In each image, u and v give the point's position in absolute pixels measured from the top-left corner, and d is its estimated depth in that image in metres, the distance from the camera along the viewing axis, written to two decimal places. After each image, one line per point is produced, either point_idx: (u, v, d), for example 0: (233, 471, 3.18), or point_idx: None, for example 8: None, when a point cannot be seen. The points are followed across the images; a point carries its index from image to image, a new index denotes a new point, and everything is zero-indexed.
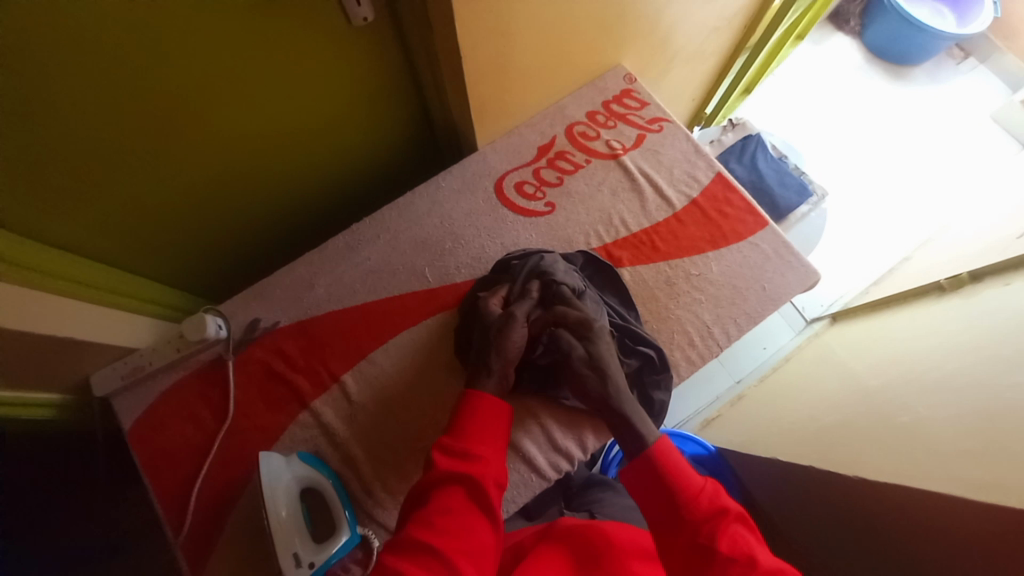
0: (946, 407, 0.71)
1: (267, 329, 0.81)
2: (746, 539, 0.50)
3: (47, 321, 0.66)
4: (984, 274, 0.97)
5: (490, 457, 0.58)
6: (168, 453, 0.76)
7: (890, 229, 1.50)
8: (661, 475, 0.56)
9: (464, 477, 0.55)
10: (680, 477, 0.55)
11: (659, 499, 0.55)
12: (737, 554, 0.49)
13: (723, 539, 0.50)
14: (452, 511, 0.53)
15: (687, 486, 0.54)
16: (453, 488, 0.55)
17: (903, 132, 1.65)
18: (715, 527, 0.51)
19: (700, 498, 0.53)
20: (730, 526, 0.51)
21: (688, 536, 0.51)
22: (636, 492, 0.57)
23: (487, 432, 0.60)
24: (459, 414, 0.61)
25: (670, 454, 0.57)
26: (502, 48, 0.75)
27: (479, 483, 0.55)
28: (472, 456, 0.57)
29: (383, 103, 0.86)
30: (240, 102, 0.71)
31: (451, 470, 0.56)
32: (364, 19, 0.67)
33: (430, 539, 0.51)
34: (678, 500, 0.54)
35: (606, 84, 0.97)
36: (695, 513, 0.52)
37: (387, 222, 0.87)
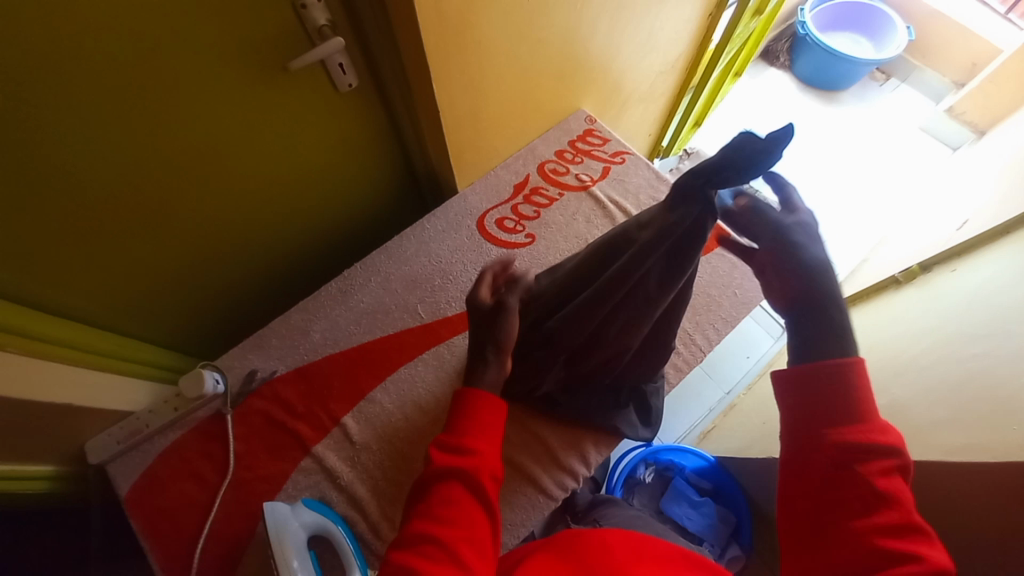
0: (917, 386, 0.76)
1: (266, 379, 0.82)
2: (907, 492, 0.46)
3: (49, 389, 0.68)
4: (931, 264, 1.07)
5: (488, 450, 0.56)
6: (166, 515, 0.74)
7: (848, 235, 1.62)
8: (848, 392, 0.50)
9: (462, 472, 0.53)
10: (864, 406, 0.49)
11: (820, 414, 0.50)
12: (896, 497, 0.45)
13: (888, 479, 0.46)
14: (454, 502, 0.51)
15: (869, 416, 0.49)
16: (452, 484, 0.53)
17: (842, 148, 1.82)
18: (883, 466, 0.46)
19: (880, 432, 0.48)
20: (895, 468, 0.47)
21: (838, 454, 0.48)
22: (804, 396, 0.51)
23: (494, 422, 0.58)
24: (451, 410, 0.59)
25: (865, 379, 0.50)
26: (474, 99, 0.83)
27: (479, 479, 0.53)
28: (470, 449, 0.55)
29: (369, 156, 0.92)
30: (238, 165, 0.76)
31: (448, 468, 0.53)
32: (349, 84, 0.75)
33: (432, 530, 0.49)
34: (856, 422, 0.49)
35: (570, 126, 1.07)
36: (864, 439, 0.48)
37: (378, 266, 0.92)
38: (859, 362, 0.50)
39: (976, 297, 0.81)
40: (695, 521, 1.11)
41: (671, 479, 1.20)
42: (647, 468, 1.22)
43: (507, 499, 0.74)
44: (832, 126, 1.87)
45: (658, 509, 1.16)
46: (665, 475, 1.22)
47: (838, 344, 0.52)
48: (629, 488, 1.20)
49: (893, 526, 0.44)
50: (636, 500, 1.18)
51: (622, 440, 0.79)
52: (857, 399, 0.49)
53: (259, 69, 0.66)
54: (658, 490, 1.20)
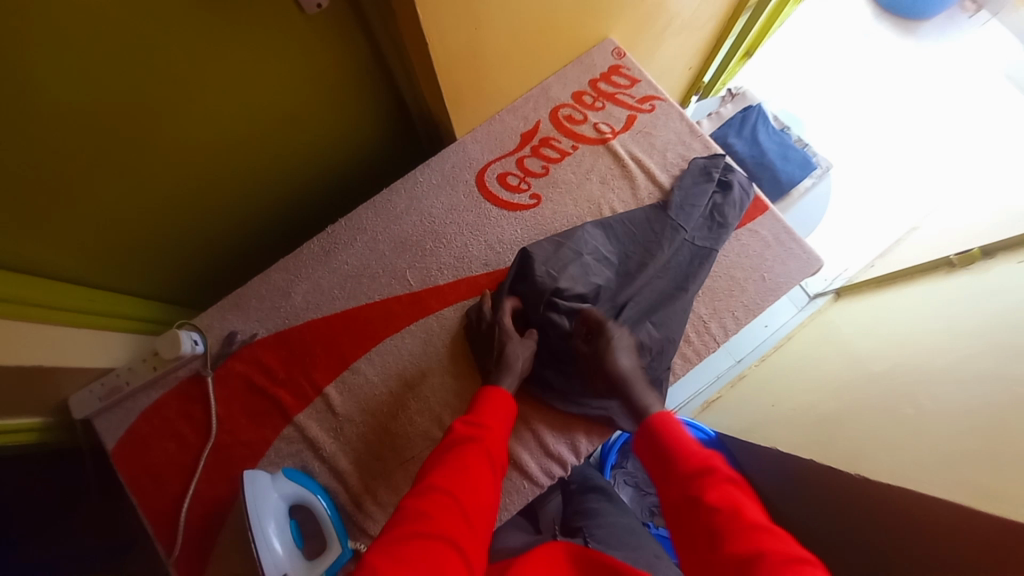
0: (953, 400, 0.68)
1: (245, 342, 0.78)
2: (744, 500, 0.48)
3: (25, 351, 0.65)
4: (994, 250, 0.93)
5: (498, 429, 0.59)
6: (154, 471, 0.75)
7: (900, 198, 1.43)
8: (658, 436, 0.57)
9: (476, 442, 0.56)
10: (679, 444, 0.55)
11: (659, 463, 0.55)
12: (728, 507, 0.48)
13: (712, 491, 0.49)
14: (470, 466, 0.54)
15: (681, 445, 0.55)
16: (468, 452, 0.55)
17: (913, 92, 1.56)
18: (705, 482, 0.50)
19: (690, 456, 0.53)
20: (719, 481, 0.50)
21: (681, 488, 0.51)
22: (646, 461, 0.58)
23: (503, 409, 0.61)
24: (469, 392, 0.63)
25: (671, 423, 0.58)
26: (471, 27, 0.69)
27: (489, 451, 0.56)
28: (482, 425, 0.58)
29: (352, 93, 0.79)
30: (195, 101, 0.66)
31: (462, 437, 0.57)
32: (318, 6, 0.62)
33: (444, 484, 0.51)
34: (672, 456, 0.55)
35: (593, 60, 0.90)
36: (688, 468, 0.52)
37: (364, 223, 0.83)
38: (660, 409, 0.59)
39: None
40: None
41: None
42: None
43: None
44: (906, 63, 1.59)
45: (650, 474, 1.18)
46: None
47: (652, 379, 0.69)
48: (624, 452, 1.19)
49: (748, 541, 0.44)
50: (629, 464, 1.18)
51: (616, 431, 0.74)
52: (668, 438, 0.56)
53: None
54: None
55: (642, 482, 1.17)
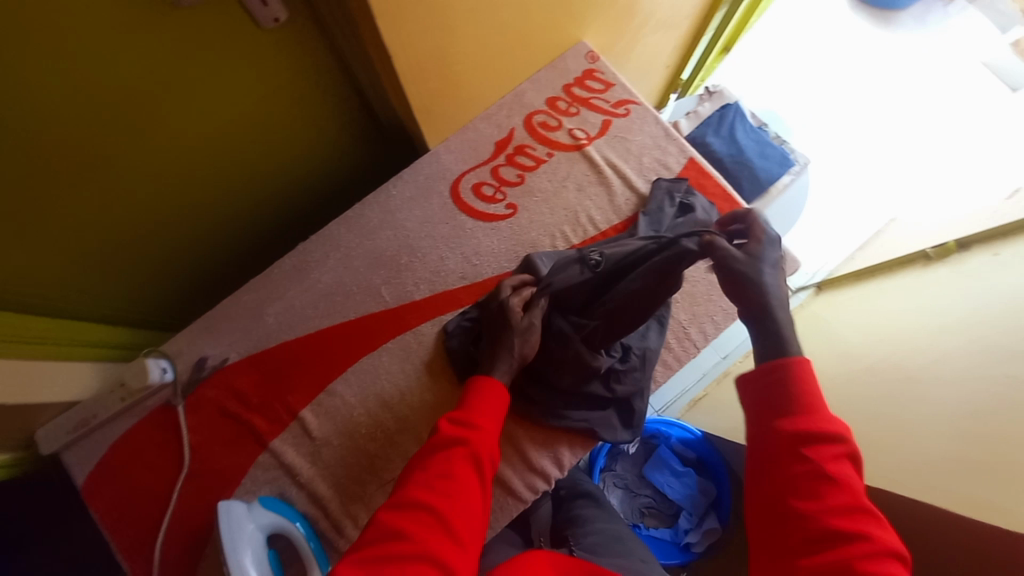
0: (934, 399, 0.67)
1: (217, 367, 0.76)
2: (855, 479, 0.41)
3: None
4: (969, 242, 0.94)
5: (489, 427, 0.55)
6: (126, 504, 0.72)
7: (879, 190, 1.44)
8: (789, 384, 0.45)
9: (462, 444, 0.53)
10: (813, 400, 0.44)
11: (767, 405, 0.46)
12: (840, 482, 0.40)
13: (834, 463, 0.41)
14: (452, 474, 0.50)
15: (813, 403, 0.44)
16: (452, 454, 0.52)
17: (889, 84, 1.57)
18: (826, 450, 0.42)
19: (822, 419, 0.43)
20: (841, 452, 0.42)
21: (788, 449, 0.43)
22: (755, 398, 0.47)
23: (493, 405, 0.57)
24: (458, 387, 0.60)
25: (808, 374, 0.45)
26: (437, 37, 0.67)
27: (476, 453, 0.52)
28: (471, 425, 0.54)
29: (319, 106, 0.77)
30: (152, 122, 0.63)
31: (447, 438, 0.53)
32: (275, 19, 0.59)
33: (424, 498, 0.49)
34: (800, 411, 0.44)
35: (566, 65, 0.88)
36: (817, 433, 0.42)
37: (336, 239, 0.80)
38: (799, 360, 0.45)
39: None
40: (676, 489, 1.13)
41: (655, 448, 1.18)
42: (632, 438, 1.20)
43: None
44: (881, 55, 1.60)
45: (639, 475, 1.17)
46: (650, 443, 1.20)
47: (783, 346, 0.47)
48: (613, 454, 1.19)
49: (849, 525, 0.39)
50: (619, 466, 1.18)
51: (599, 442, 0.74)
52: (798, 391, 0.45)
53: None
54: (642, 458, 1.19)
55: (631, 483, 1.17)
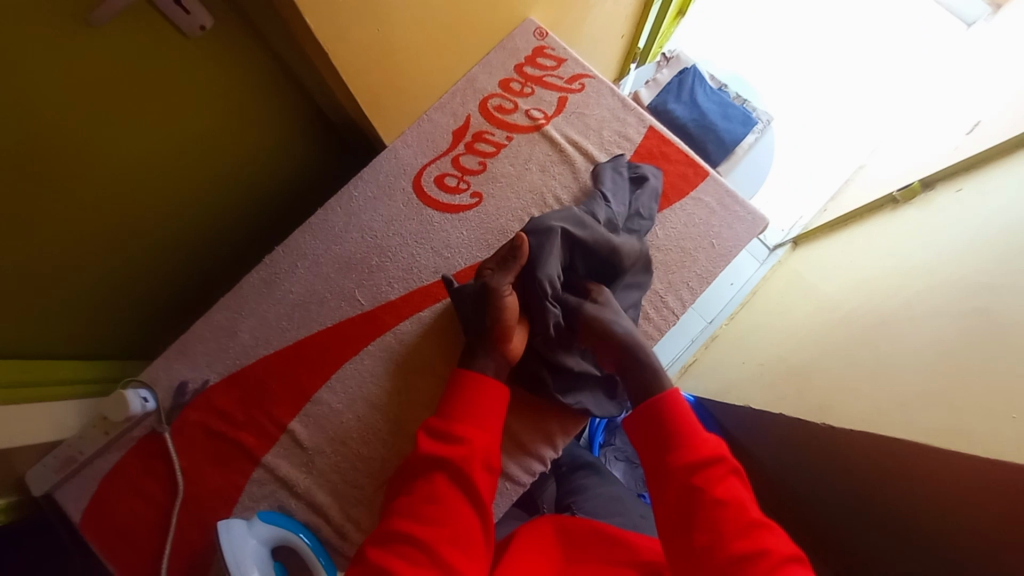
0: (908, 337, 0.69)
1: (198, 390, 0.75)
2: (740, 492, 0.52)
3: None
4: (933, 181, 0.96)
5: (478, 441, 0.58)
6: (126, 534, 0.72)
7: (845, 137, 1.45)
8: (667, 418, 0.57)
9: (452, 460, 0.57)
10: (689, 425, 0.56)
11: (657, 442, 0.57)
12: (729, 499, 0.51)
13: (718, 482, 0.52)
14: (439, 498, 0.55)
15: (689, 433, 0.55)
16: (438, 475, 0.56)
17: (844, 29, 1.57)
18: (711, 472, 0.52)
19: (701, 445, 0.54)
20: (723, 472, 0.53)
21: (684, 476, 0.53)
22: (643, 440, 0.58)
23: (480, 412, 0.60)
24: (447, 394, 0.62)
25: (679, 406, 0.58)
26: (376, 28, 0.65)
27: (466, 466, 0.56)
28: (460, 437, 0.58)
29: (266, 113, 0.75)
30: (94, 149, 0.60)
31: (437, 454, 0.57)
32: (202, 27, 0.58)
33: (413, 529, 0.53)
34: (679, 441, 0.55)
35: (516, 44, 0.87)
36: (700, 454, 0.54)
37: (303, 247, 0.79)
38: (670, 392, 0.58)
39: (985, 227, 0.72)
40: None
41: None
42: None
43: None
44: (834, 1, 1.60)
45: None
46: None
47: (655, 381, 0.61)
48: (610, 429, 1.20)
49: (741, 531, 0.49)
50: (617, 440, 1.20)
51: (588, 418, 0.75)
52: (676, 422, 0.56)
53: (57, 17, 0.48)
54: None
55: (632, 454, 1.19)
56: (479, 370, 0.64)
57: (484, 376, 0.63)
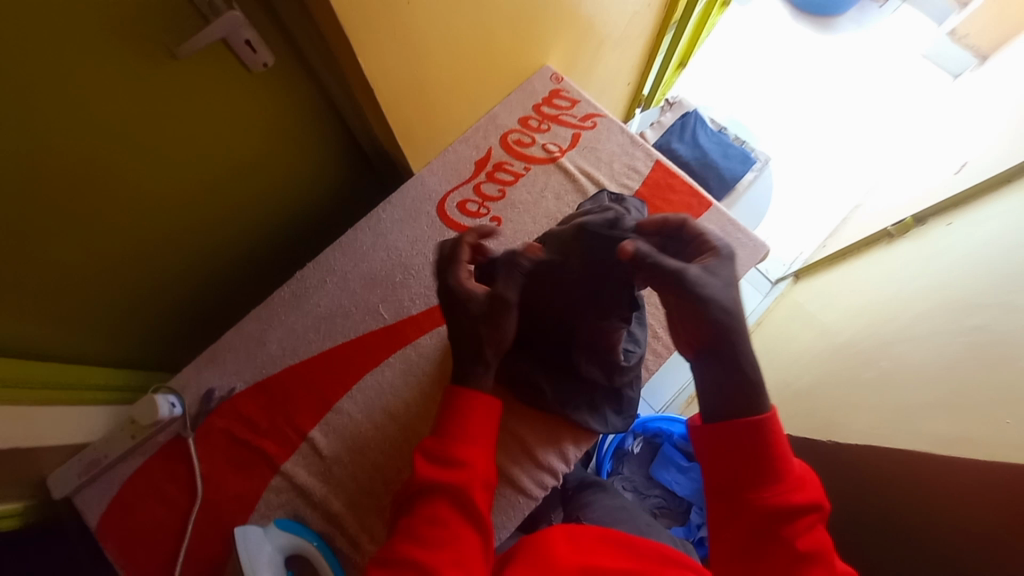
0: (908, 357, 0.72)
1: (224, 398, 0.78)
2: (825, 540, 0.49)
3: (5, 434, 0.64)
4: (926, 216, 1.02)
5: (476, 462, 0.57)
6: (142, 542, 0.73)
7: (841, 178, 1.53)
8: (763, 449, 0.51)
9: (452, 486, 0.55)
10: (784, 462, 0.51)
11: (749, 475, 0.51)
12: (815, 552, 0.48)
13: (810, 534, 0.48)
14: (442, 523, 0.54)
15: (789, 471, 0.51)
16: (438, 499, 0.55)
17: (835, 81, 1.69)
18: (804, 522, 0.49)
19: (798, 488, 0.50)
20: (815, 520, 0.49)
21: (770, 517, 0.49)
22: (721, 456, 0.52)
23: (479, 432, 0.58)
24: (442, 413, 0.60)
25: (779, 435, 0.51)
26: (414, 67, 0.73)
27: (467, 490, 0.55)
28: (461, 461, 0.56)
29: (307, 140, 0.82)
30: (156, 167, 0.67)
31: (437, 479, 0.56)
32: (264, 64, 0.64)
33: (415, 554, 0.52)
34: (776, 479, 0.50)
35: (533, 86, 0.96)
36: (793, 501, 0.49)
37: (332, 264, 0.84)
38: (775, 417, 0.51)
39: (975, 255, 0.77)
40: (685, 485, 1.13)
41: (659, 446, 1.20)
42: (636, 438, 1.22)
43: None
44: (824, 56, 1.74)
45: (647, 475, 1.18)
46: (654, 442, 1.22)
47: (751, 400, 0.52)
48: (618, 457, 1.20)
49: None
50: (626, 469, 1.19)
51: (600, 434, 0.77)
52: (776, 457, 0.51)
53: (147, 56, 0.56)
54: (647, 457, 1.21)
55: (639, 485, 1.18)
56: (476, 387, 0.61)
57: (476, 396, 0.60)
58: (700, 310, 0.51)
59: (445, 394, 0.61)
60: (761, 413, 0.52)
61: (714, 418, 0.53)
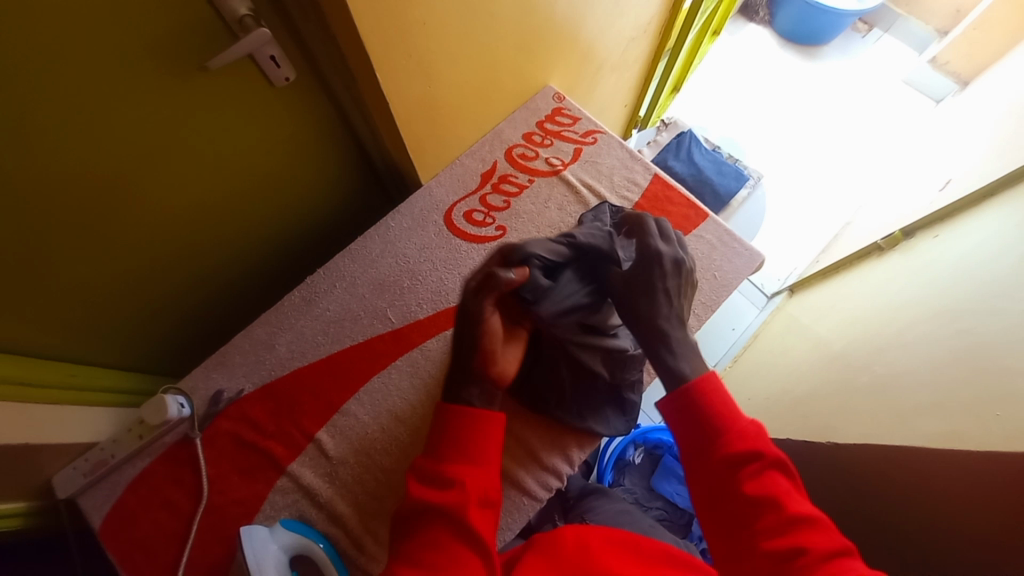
0: (900, 361, 0.74)
1: (232, 399, 0.79)
2: (788, 491, 0.47)
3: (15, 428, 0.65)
4: (914, 230, 1.06)
5: (472, 479, 0.53)
6: (144, 545, 0.72)
7: (832, 195, 1.59)
8: (700, 405, 0.53)
9: (445, 506, 0.51)
10: (719, 414, 0.52)
11: (694, 432, 0.52)
12: (772, 500, 0.46)
13: (759, 480, 0.47)
14: (439, 546, 0.50)
15: (728, 422, 0.51)
16: (434, 521, 0.51)
17: (824, 104, 1.77)
18: (751, 470, 0.48)
19: (741, 438, 0.50)
20: (765, 468, 0.48)
21: (719, 469, 0.49)
22: (670, 422, 0.55)
23: (480, 451, 0.55)
24: (436, 432, 0.57)
25: (714, 389, 0.53)
26: (427, 84, 0.77)
27: (461, 511, 0.51)
28: (452, 480, 0.53)
29: (322, 152, 0.86)
30: (178, 174, 0.70)
31: (429, 502, 0.52)
32: (286, 78, 0.68)
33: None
34: (717, 432, 0.51)
35: (537, 105, 1.01)
36: (729, 449, 0.50)
37: (342, 270, 0.87)
38: (708, 373, 0.54)
39: (960, 264, 0.80)
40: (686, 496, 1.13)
41: (660, 457, 1.20)
42: (636, 449, 1.22)
43: None
44: (813, 82, 1.82)
45: (648, 487, 1.17)
46: (655, 453, 1.22)
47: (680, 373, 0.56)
48: (620, 469, 1.21)
49: (783, 531, 0.45)
50: (627, 480, 1.19)
51: (603, 436, 0.78)
52: (711, 410, 0.52)
53: (177, 69, 0.59)
54: (648, 469, 1.21)
55: (641, 497, 1.15)
56: (470, 405, 0.58)
57: (474, 413, 0.57)
58: (635, 307, 0.60)
59: (437, 411, 0.58)
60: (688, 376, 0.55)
61: (662, 392, 0.56)
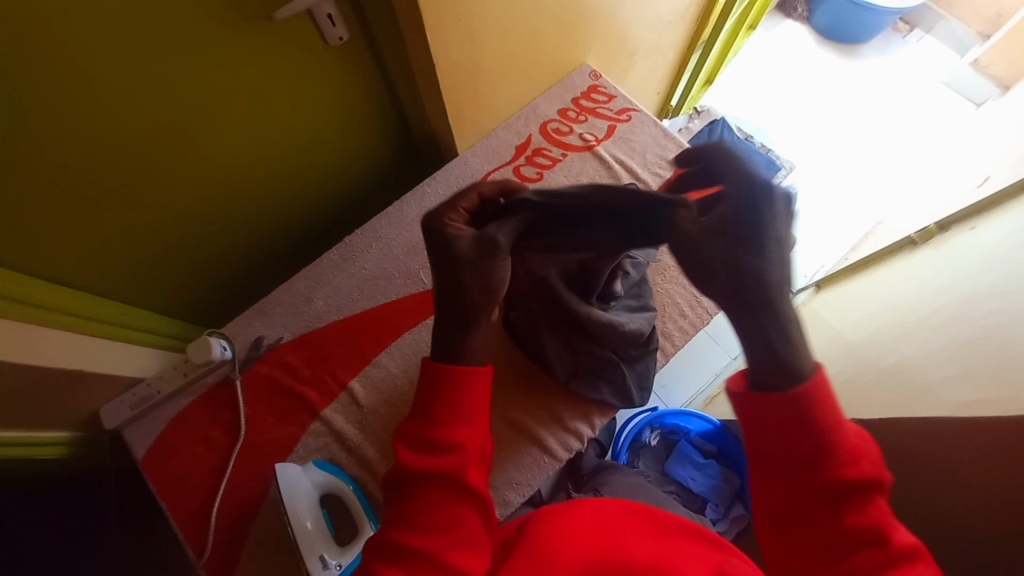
0: (931, 345, 0.74)
1: (272, 346, 0.83)
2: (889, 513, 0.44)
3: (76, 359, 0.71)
4: (949, 223, 1.05)
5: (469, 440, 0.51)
6: (184, 473, 0.77)
7: (863, 193, 1.57)
8: (815, 417, 0.45)
9: (442, 469, 0.49)
10: (835, 431, 0.45)
11: (800, 446, 0.45)
12: (881, 526, 0.44)
13: (871, 508, 0.44)
14: (435, 505, 0.49)
15: (841, 440, 0.45)
16: (430, 485, 0.49)
17: (859, 102, 1.75)
18: (864, 495, 0.44)
19: (857, 460, 0.45)
20: (874, 495, 0.45)
21: (831, 493, 0.44)
22: (764, 429, 0.47)
23: (467, 409, 0.52)
24: (424, 393, 0.53)
25: (829, 400, 0.45)
26: (471, 53, 0.79)
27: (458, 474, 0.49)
28: (449, 443, 0.50)
29: (363, 116, 0.89)
30: (232, 126, 0.74)
31: (423, 464, 0.50)
32: (339, 38, 0.72)
33: (414, 539, 0.47)
34: (828, 452, 0.45)
35: (573, 81, 1.03)
36: (842, 474, 0.44)
37: (378, 231, 0.90)
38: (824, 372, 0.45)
39: (998, 250, 0.79)
40: (700, 482, 1.13)
41: (676, 443, 1.20)
42: (652, 432, 1.23)
43: (513, 459, 0.77)
44: (849, 80, 1.79)
45: (662, 472, 1.17)
46: (670, 439, 1.22)
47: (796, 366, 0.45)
48: (634, 451, 1.21)
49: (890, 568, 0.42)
50: (641, 463, 1.19)
51: (626, 403, 0.79)
52: (827, 424, 0.45)
53: (242, 22, 0.63)
54: (663, 454, 1.21)
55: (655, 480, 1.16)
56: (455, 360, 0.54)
57: (458, 369, 0.53)
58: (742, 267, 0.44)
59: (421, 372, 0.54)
60: (800, 384, 0.45)
61: (748, 384, 0.48)
